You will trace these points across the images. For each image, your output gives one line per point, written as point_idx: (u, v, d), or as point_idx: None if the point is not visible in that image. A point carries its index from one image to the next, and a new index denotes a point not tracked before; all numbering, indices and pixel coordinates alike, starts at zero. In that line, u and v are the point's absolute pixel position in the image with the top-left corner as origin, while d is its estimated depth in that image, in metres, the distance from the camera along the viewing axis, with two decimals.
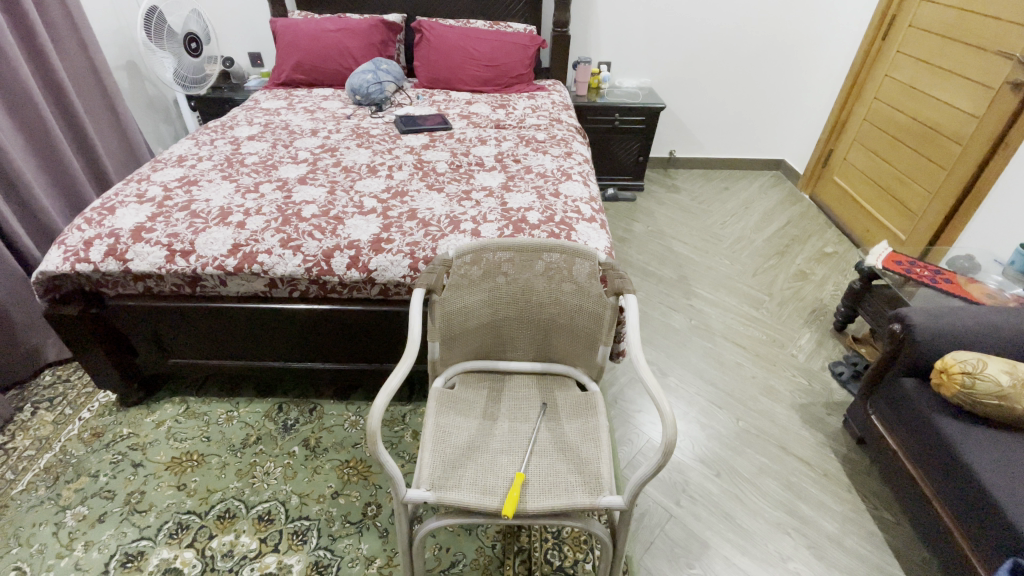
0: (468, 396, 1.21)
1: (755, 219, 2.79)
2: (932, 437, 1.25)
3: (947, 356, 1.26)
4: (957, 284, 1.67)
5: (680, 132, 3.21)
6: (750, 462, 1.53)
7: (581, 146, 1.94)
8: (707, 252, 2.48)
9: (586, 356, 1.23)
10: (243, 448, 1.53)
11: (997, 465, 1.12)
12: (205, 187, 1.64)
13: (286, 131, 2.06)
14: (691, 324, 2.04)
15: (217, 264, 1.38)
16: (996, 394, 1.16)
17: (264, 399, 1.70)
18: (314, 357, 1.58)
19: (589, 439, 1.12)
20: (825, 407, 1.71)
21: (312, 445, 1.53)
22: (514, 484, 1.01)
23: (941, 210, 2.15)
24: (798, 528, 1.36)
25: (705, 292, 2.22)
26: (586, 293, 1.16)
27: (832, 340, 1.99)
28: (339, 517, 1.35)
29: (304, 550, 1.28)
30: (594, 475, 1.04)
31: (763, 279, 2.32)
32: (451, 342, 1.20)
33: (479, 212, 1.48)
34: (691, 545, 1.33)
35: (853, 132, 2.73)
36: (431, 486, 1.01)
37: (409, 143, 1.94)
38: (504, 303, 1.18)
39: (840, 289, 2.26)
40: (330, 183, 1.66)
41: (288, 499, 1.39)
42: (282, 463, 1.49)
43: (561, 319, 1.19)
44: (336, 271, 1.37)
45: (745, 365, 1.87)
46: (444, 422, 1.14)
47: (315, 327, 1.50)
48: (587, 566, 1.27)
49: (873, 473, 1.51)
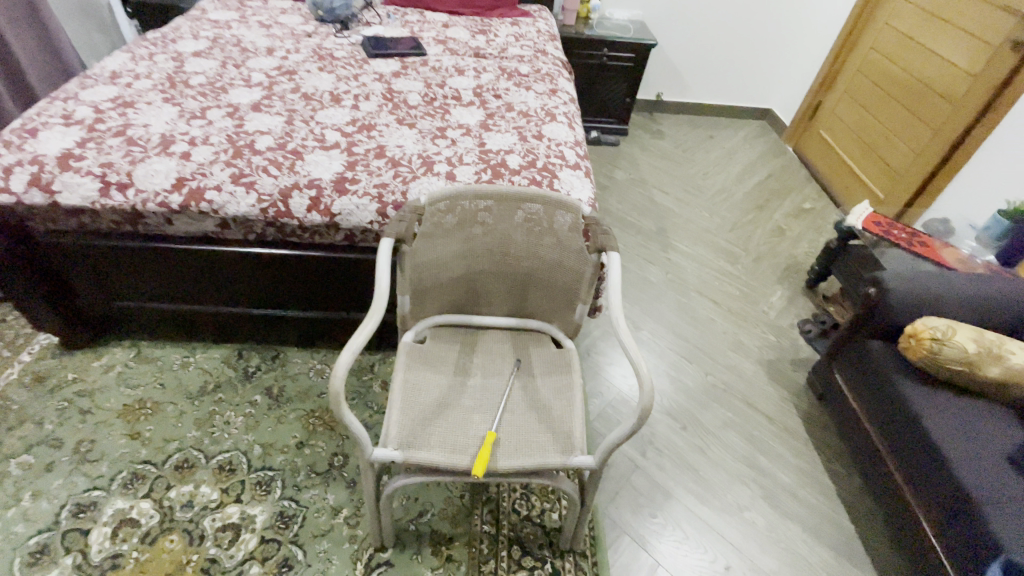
0: (440, 351, 1.16)
1: (738, 171, 2.73)
2: (895, 401, 1.29)
3: (919, 321, 1.28)
4: (931, 247, 1.67)
5: (669, 73, 3.04)
6: (715, 416, 1.56)
7: (567, 83, 1.80)
8: (688, 204, 2.43)
9: (563, 314, 1.18)
10: (200, 396, 1.47)
11: (954, 434, 1.17)
12: (143, 110, 1.45)
13: (238, 48, 1.83)
14: (667, 278, 2.02)
15: (159, 200, 1.24)
16: (961, 360, 1.19)
17: (223, 344, 1.61)
18: (275, 303, 1.49)
19: (562, 396, 1.09)
20: (790, 364, 1.75)
21: (275, 394, 1.48)
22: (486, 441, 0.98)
23: (922, 170, 2.14)
24: (756, 479, 1.41)
25: (683, 245, 2.19)
26: (566, 248, 1.09)
27: (803, 297, 2.00)
28: (304, 467, 1.32)
29: (268, 501, 1.25)
30: (566, 435, 1.02)
31: (741, 234, 2.30)
32: (422, 296, 1.13)
33: (454, 153, 1.36)
34: (655, 495, 1.37)
35: (845, 83, 2.64)
36: (399, 446, 0.97)
37: (378, 69, 1.75)
38: (480, 256, 1.11)
39: (815, 246, 2.26)
40: (289, 112, 1.49)
41: (251, 449, 1.35)
42: (244, 412, 1.43)
43: (539, 275, 1.13)
44: (295, 214, 1.25)
45: (717, 321, 1.87)
46: (413, 379, 1.09)
47: (274, 273, 1.40)
48: (554, 515, 1.30)
49: (829, 427, 1.57)
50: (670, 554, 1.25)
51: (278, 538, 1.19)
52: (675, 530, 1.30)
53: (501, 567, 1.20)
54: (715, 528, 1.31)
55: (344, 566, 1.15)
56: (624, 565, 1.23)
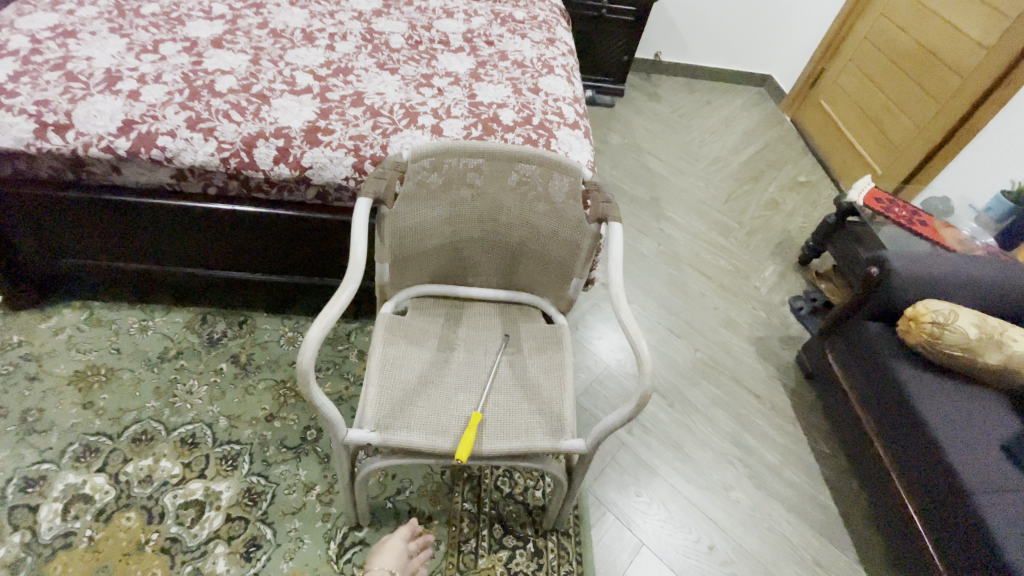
0: (421, 324, 1.07)
1: (734, 139, 2.63)
2: (890, 385, 1.26)
3: (919, 303, 1.24)
4: (932, 227, 1.63)
5: (669, 31, 2.88)
6: (703, 393, 1.53)
7: (565, 33, 1.65)
8: (683, 172, 2.33)
9: (556, 287, 1.10)
10: (160, 363, 1.36)
11: (950, 422, 1.15)
12: (85, 41, 1.27)
13: None
14: (659, 249, 1.95)
15: (103, 145, 1.09)
16: (961, 345, 1.17)
17: (186, 307, 1.49)
18: (241, 265, 1.36)
19: (553, 375, 1.02)
20: (780, 341, 1.72)
21: (242, 363, 1.38)
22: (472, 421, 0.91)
23: (924, 146, 2.08)
24: (742, 458, 1.39)
25: (676, 216, 2.11)
26: (562, 215, 1.00)
27: (795, 274, 1.96)
28: (274, 441, 1.24)
29: (234, 476, 1.17)
30: (556, 417, 0.96)
31: (736, 205, 2.22)
32: (404, 263, 1.03)
33: (441, 104, 1.23)
34: (640, 473, 1.33)
35: (850, 50, 2.53)
36: (376, 427, 0.89)
37: (356, 6, 1.57)
38: (467, 221, 1.01)
39: (809, 221, 2.20)
40: (254, 50, 1.33)
41: (216, 422, 1.26)
42: (208, 381, 1.33)
43: (532, 245, 1.04)
44: (261, 166, 1.12)
45: (708, 296, 1.82)
46: (392, 354, 1.00)
47: (239, 231, 1.27)
48: (538, 493, 1.25)
49: (816, 407, 1.55)
50: (655, 533, 1.23)
51: (244, 517, 1.12)
52: (660, 509, 1.27)
53: (483, 546, 1.16)
54: (700, 507, 1.29)
55: (316, 545, 1.09)
56: (608, 545, 1.20)
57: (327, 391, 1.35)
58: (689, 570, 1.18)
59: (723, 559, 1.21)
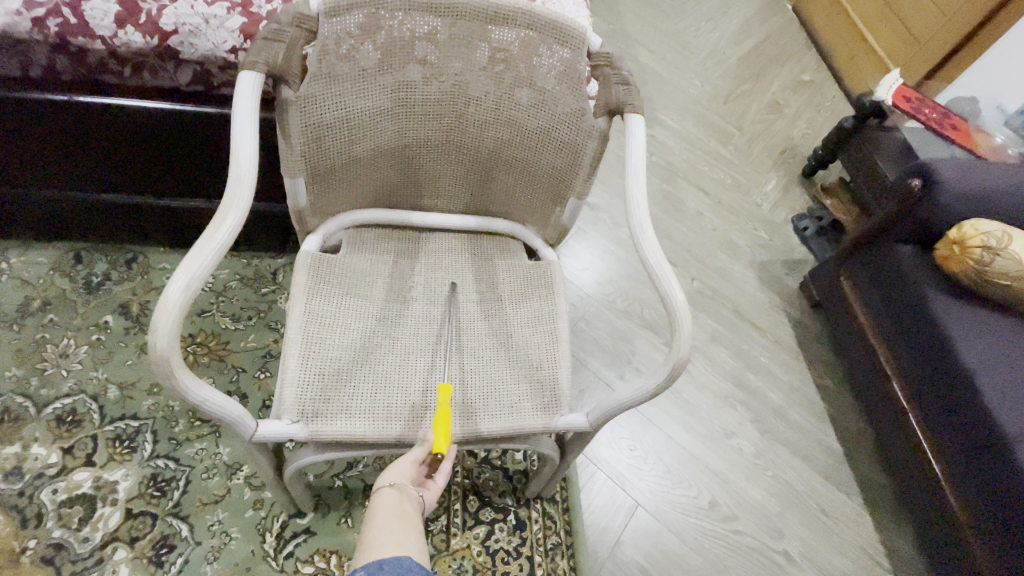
0: (360, 264, 0.78)
1: (733, 29, 2.26)
2: (921, 317, 1.09)
3: (965, 224, 1.05)
4: (964, 131, 1.41)
5: None
6: (702, 328, 1.35)
7: None
8: (677, 68, 1.99)
9: (544, 211, 0.82)
10: (21, 318, 1.03)
11: (990, 360, 0.99)
12: None
13: None
14: (651, 161, 1.67)
15: None
16: (1012, 274, 0.99)
17: (52, 241, 1.12)
18: (112, 185, 1.00)
19: (540, 329, 0.77)
20: (784, 266, 1.53)
21: (134, 315, 1.07)
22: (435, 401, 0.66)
23: (951, 36, 1.82)
24: (745, 401, 1.24)
25: (669, 120, 1.80)
26: (554, 106, 0.70)
27: (798, 189, 1.74)
28: (184, 413, 0.98)
29: (133, 462, 0.92)
30: (547, 386, 0.73)
31: (735, 108, 1.93)
32: (329, 182, 0.72)
33: None
34: (634, 424, 1.16)
35: None
36: (300, 415, 0.64)
37: None
38: (418, 115, 0.70)
39: (813, 126, 1.95)
40: None
41: (103, 392, 0.97)
42: (88, 340, 1.03)
43: (511, 151, 0.74)
44: (96, 30, 0.76)
45: (706, 215, 1.58)
46: (319, 309, 0.72)
47: (90, 134, 0.90)
48: (518, 457, 1.07)
49: (821, 339, 1.40)
50: (650, 492, 1.08)
51: (150, 511, 0.88)
52: (656, 464, 1.12)
53: (455, 523, 0.98)
54: (699, 458, 1.14)
55: (248, 539, 0.88)
56: (600, 509, 1.04)
57: (251, 346, 1.08)
58: (689, 530, 1.05)
59: (726, 515, 1.08)
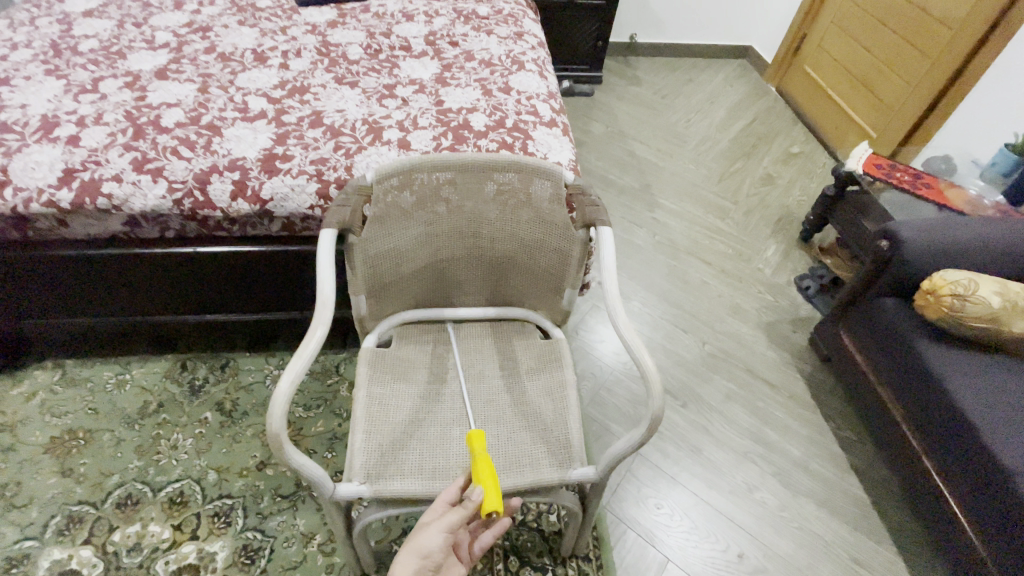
0: (407, 355, 0.99)
1: (721, 116, 2.53)
2: (912, 363, 1.18)
3: (935, 275, 1.15)
4: (937, 189, 1.57)
5: (643, 11, 2.77)
6: (716, 389, 1.45)
7: (533, 26, 1.57)
8: (672, 156, 2.24)
9: (549, 300, 1.02)
10: (141, 419, 1.27)
11: (982, 399, 1.06)
12: (19, 87, 1.20)
13: (138, 3, 1.56)
14: (655, 240, 1.87)
15: (45, 199, 1.00)
16: (985, 317, 1.08)
17: (164, 356, 1.40)
18: (215, 308, 1.28)
19: (553, 397, 0.94)
20: (791, 325, 1.64)
21: (227, 410, 1.30)
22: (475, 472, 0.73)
23: (919, 105, 2.00)
24: (765, 455, 1.32)
25: (669, 202, 2.02)
26: (547, 224, 0.92)
27: (798, 251, 1.88)
28: (268, 491, 1.17)
29: (228, 534, 1.10)
30: (562, 445, 0.88)
31: (729, 185, 2.14)
32: (382, 293, 0.96)
33: (406, 115, 1.16)
34: (659, 484, 1.25)
35: (830, 11, 2.42)
36: (366, 478, 0.82)
37: (310, 19, 1.50)
38: (446, 240, 0.93)
39: (806, 193, 2.12)
40: (202, 77, 1.25)
41: (204, 477, 1.18)
42: (192, 434, 1.25)
43: (518, 258, 0.96)
44: (217, 203, 1.04)
45: (711, 283, 1.74)
46: (378, 393, 0.92)
47: (204, 273, 1.18)
48: (552, 518, 1.18)
49: (836, 391, 1.48)
50: (680, 547, 1.15)
51: None
52: (682, 520, 1.20)
53: None
54: (725, 513, 1.21)
55: None
56: (633, 565, 1.13)
57: (319, 431, 1.28)
58: None
59: (755, 567, 1.13)
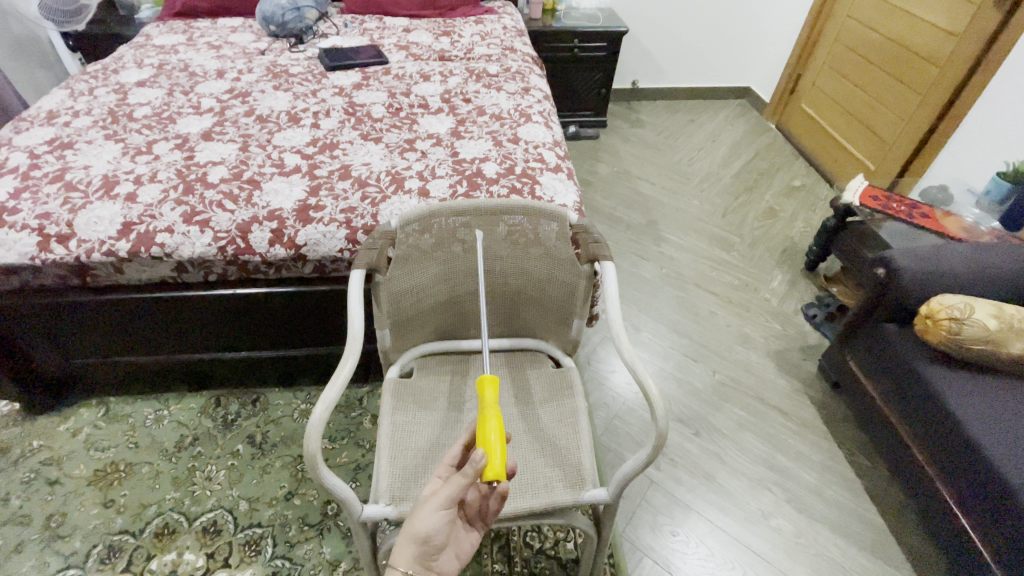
0: (428, 385, 1.06)
1: (723, 153, 2.64)
2: (918, 387, 1.20)
3: (933, 300, 1.19)
4: (933, 218, 1.62)
5: (644, 59, 2.95)
6: (728, 417, 1.48)
7: (539, 80, 1.71)
8: (676, 193, 2.34)
9: (560, 330, 1.10)
10: (178, 452, 1.35)
11: (987, 420, 1.08)
12: (83, 151, 1.35)
13: (185, 73, 1.75)
14: (663, 273, 1.94)
15: (105, 249, 1.12)
16: (983, 340, 1.12)
17: (199, 392, 1.49)
18: (249, 345, 1.37)
19: (566, 422, 1.00)
20: (800, 352, 1.68)
21: (258, 442, 1.37)
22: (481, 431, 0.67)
23: (913, 137, 2.08)
24: (779, 482, 1.33)
25: (675, 237, 2.10)
26: (555, 260, 1.01)
27: (804, 280, 1.93)
28: (296, 520, 1.22)
29: (258, 562, 1.15)
30: (575, 468, 0.93)
31: (734, 219, 2.21)
32: (404, 327, 1.04)
33: (425, 166, 1.28)
34: (674, 511, 1.27)
35: (823, 53, 2.56)
36: (392, 500, 0.87)
37: (338, 82, 1.66)
38: (462, 276, 1.02)
39: (809, 225, 2.18)
40: (243, 137, 1.40)
41: (236, 506, 1.25)
42: (225, 465, 1.33)
43: (529, 291, 1.05)
44: (257, 249, 1.15)
45: (718, 313, 1.79)
46: (401, 420, 0.99)
47: (241, 312, 1.28)
48: (569, 545, 1.21)
49: (847, 417, 1.50)
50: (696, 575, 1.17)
51: None
52: (698, 547, 1.21)
53: None
54: (741, 540, 1.22)
55: None
56: None
57: (344, 461, 1.34)
58: None
59: None
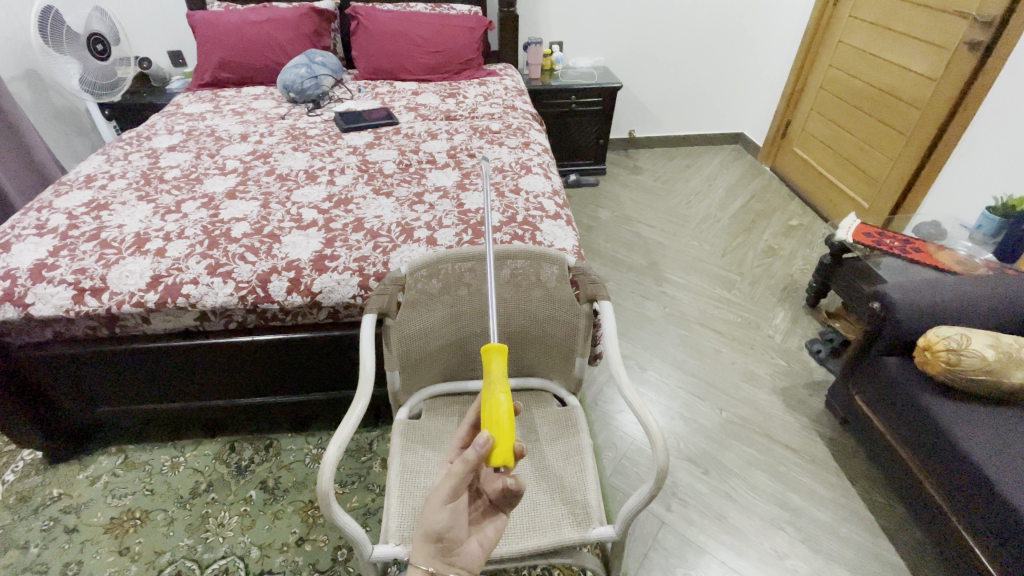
0: (436, 425, 1.09)
1: (720, 196, 2.73)
2: (924, 419, 1.21)
3: (929, 333, 1.22)
4: (927, 252, 1.67)
5: (639, 111, 3.11)
6: (737, 455, 1.48)
7: (539, 135, 1.83)
8: (676, 235, 2.41)
9: (563, 368, 1.13)
10: (192, 498, 1.37)
11: (995, 451, 1.08)
12: (118, 211, 1.46)
13: (212, 138, 1.89)
14: (666, 312, 1.98)
15: (135, 300, 1.20)
16: (983, 370, 1.13)
17: (214, 439, 1.52)
18: (264, 391, 1.42)
19: (571, 460, 1.02)
20: (806, 388, 1.68)
21: (270, 488, 1.39)
22: (486, 408, 0.67)
23: (902, 175, 2.15)
24: (792, 521, 1.32)
25: (676, 277, 2.16)
26: (556, 300, 1.06)
27: (807, 317, 1.96)
28: (306, 566, 1.23)
29: None
30: (581, 505, 0.95)
31: (733, 258, 2.27)
32: (413, 368, 1.08)
33: (433, 217, 1.37)
34: (686, 553, 1.26)
35: (810, 100, 2.69)
36: (401, 539, 0.89)
37: (352, 142, 1.79)
38: (468, 318, 1.08)
39: (809, 262, 2.23)
40: (264, 195, 1.50)
41: (248, 553, 1.25)
42: (237, 511, 1.34)
43: (532, 331, 1.09)
44: (275, 297, 1.22)
45: (723, 351, 1.82)
46: (411, 461, 1.01)
47: (258, 358, 1.34)
48: None
49: (859, 454, 1.49)
50: None
51: None
52: None
53: None
54: None
55: None
56: None
57: (354, 506, 1.35)
58: None
59: None
